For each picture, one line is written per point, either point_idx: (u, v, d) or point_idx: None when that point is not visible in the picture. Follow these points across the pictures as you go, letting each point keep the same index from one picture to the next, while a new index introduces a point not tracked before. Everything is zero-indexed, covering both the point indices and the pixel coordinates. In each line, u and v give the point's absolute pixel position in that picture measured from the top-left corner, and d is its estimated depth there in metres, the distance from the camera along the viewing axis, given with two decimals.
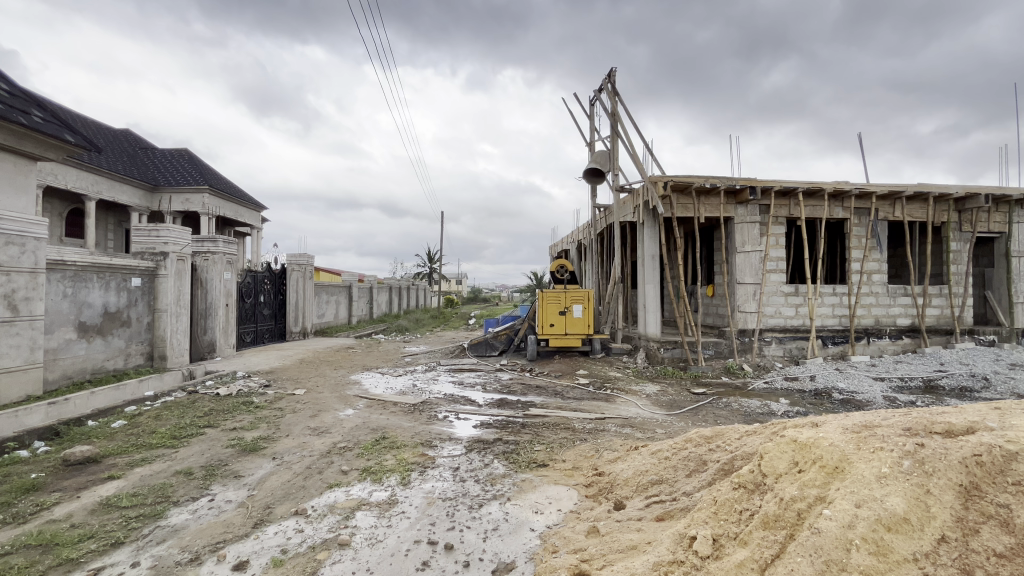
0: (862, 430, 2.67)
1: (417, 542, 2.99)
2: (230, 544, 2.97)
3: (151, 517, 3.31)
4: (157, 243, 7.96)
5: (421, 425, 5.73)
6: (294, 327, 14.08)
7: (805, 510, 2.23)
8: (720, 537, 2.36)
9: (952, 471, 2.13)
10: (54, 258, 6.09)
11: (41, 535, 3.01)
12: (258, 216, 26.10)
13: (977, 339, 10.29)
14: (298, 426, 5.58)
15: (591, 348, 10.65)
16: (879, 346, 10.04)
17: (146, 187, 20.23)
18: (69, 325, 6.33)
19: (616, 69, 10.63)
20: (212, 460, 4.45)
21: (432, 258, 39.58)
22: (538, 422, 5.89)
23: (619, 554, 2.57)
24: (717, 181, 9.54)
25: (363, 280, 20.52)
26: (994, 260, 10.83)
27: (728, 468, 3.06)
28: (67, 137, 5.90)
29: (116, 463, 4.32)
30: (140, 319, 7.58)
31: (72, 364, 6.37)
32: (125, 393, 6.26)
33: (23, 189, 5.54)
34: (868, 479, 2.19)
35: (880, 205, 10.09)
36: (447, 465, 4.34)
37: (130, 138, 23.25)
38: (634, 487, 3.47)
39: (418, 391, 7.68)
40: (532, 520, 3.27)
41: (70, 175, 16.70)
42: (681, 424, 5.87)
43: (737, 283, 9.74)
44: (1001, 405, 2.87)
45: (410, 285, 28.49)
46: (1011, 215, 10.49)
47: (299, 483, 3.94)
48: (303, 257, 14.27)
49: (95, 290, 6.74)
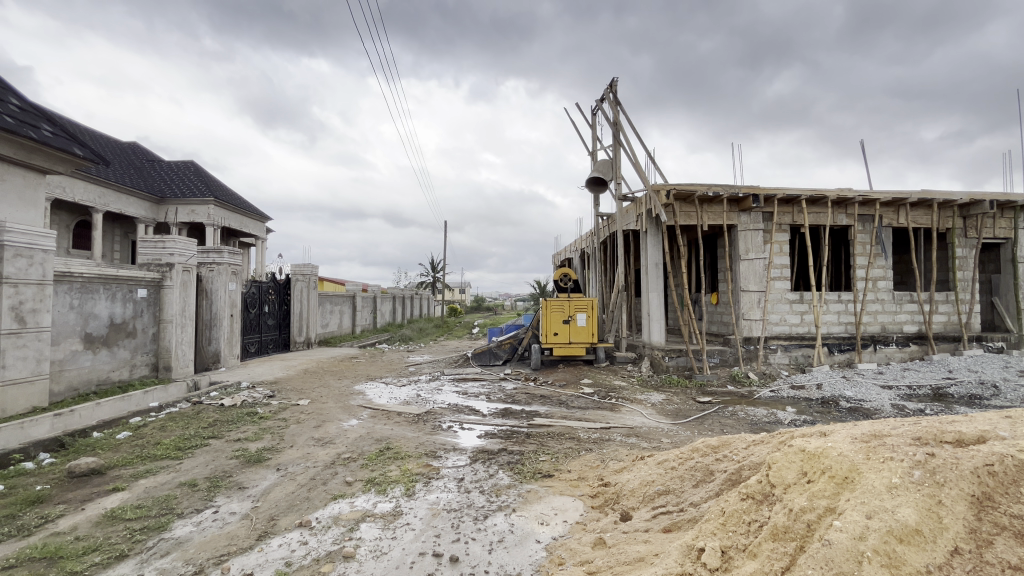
0: (872, 439, 2.65)
1: (422, 554, 2.96)
2: (234, 557, 2.96)
3: (155, 529, 3.31)
4: (163, 254, 7.97)
5: (425, 435, 5.71)
6: (298, 337, 14.10)
7: (814, 522, 2.20)
8: (729, 549, 2.33)
9: (964, 482, 2.10)
10: (61, 269, 6.17)
11: (46, 548, 3.01)
12: (263, 228, 26.34)
13: (985, 346, 10.18)
14: (303, 437, 5.57)
15: (595, 356, 10.67)
16: (886, 354, 9.94)
17: (153, 200, 20.49)
18: (75, 336, 6.38)
19: (616, 79, 10.71)
20: (216, 471, 4.45)
21: (435, 266, 39.82)
22: (542, 432, 5.87)
23: (625, 567, 2.54)
24: (720, 189, 9.54)
25: (367, 291, 20.66)
26: (1001, 266, 10.76)
27: (735, 478, 3.05)
28: (78, 151, 6.00)
29: (120, 475, 4.32)
30: (145, 329, 7.62)
31: (78, 376, 6.40)
32: (129, 404, 6.27)
33: (32, 203, 5.64)
34: (877, 490, 2.16)
35: (884, 211, 10.05)
36: (452, 476, 4.31)
37: (139, 151, 23.62)
38: (640, 498, 3.43)
39: (422, 401, 7.67)
40: (538, 532, 3.24)
41: (78, 188, 16.88)
42: (687, 434, 5.82)
43: (741, 290, 9.72)
44: (1013, 414, 2.84)
45: (415, 295, 28.71)
46: (1017, 221, 10.42)
47: (303, 494, 3.93)
48: (308, 267, 14.31)
49: (101, 301, 6.79)
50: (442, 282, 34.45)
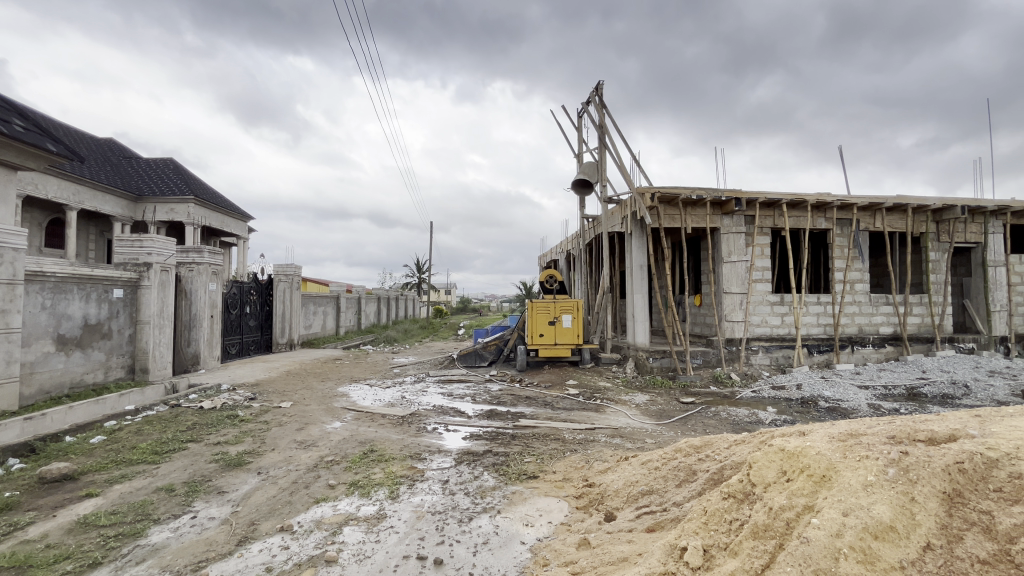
0: (848, 438, 2.71)
1: (406, 557, 2.94)
2: (213, 562, 2.90)
3: (130, 536, 3.22)
4: (141, 253, 7.78)
5: (409, 437, 5.68)
6: (281, 338, 13.90)
7: (793, 519, 2.24)
8: (711, 547, 2.37)
9: (936, 479, 2.17)
10: (33, 269, 5.99)
11: (13, 556, 2.90)
12: (245, 227, 25.88)
13: (957, 346, 10.51)
14: (285, 440, 5.49)
15: (580, 357, 10.72)
16: (863, 355, 10.19)
17: (129, 198, 19.95)
18: (47, 338, 6.19)
19: (602, 82, 10.79)
20: (195, 476, 4.34)
21: (420, 267, 39.56)
22: (528, 433, 5.87)
23: (610, 566, 2.56)
24: (704, 192, 9.66)
25: (351, 292, 20.48)
26: (972, 269, 11.11)
27: (717, 478, 3.09)
28: (50, 146, 5.80)
29: (94, 480, 4.20)
30: (121, 330, 7.42)
31: (50, 379, 6.21)
32: (104, 407, 6.12)
33: (3, 200, 5.43)
34: (854, 488, 2.22)
35: (861, 216, 10.31)
36: (436, 478, 4.29)
37: (117, 148, 23.01)
38: (624, 498, 3.46)
39: (407, 403, 7.61)
40: (523, 533, 3.24)
41: (51, 185, 16.39)
42: (670, 434, 5.89)
43: (724, 292, 9.86)
44: (981, 413, 2.93)
45: (401, 296, 28.68)
46: (986, 226, 10.79)
47: (285, 498, 3.86)
48: (290, 267, 14.09)
49: (75, 301, 6.60)
50: (429, 283, 34.33)
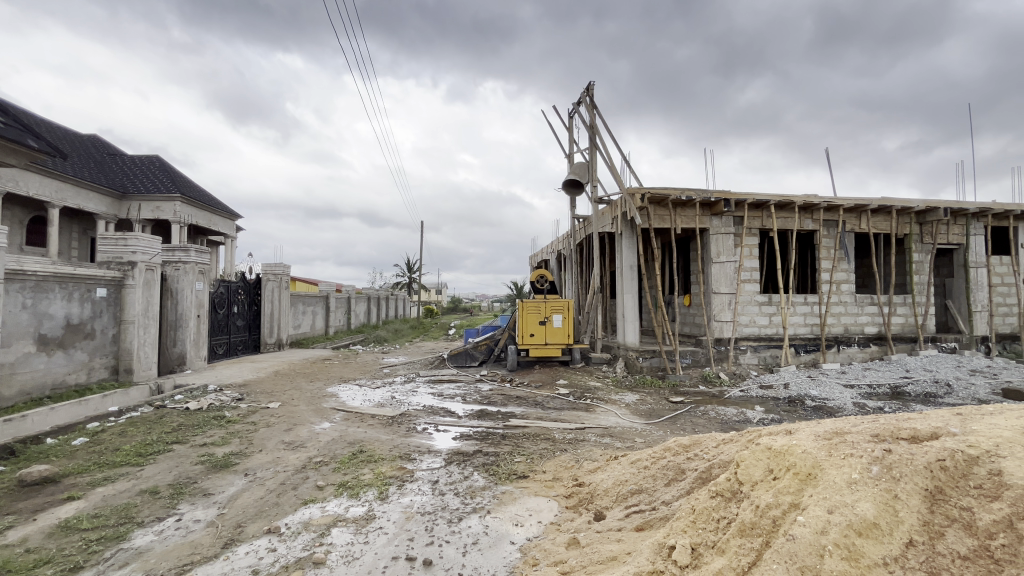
0: (833, 436, 2.75)
1: (395, 558, 2.92)
2: (198, 566, 2.85)
3: (113, 539, 3.16)
4: (126, 252, 7.65)
5: (399, 437, 5.65)
6: (269, 338, 13.75)
7: (779, 517, 2.27)
8: (698, 545, 2.38)
9: (918, 476, 2.20)
10: (13, 267, 5.86)
11: None
12: (234, 226, 25.56)
13: (940, 346, 10.71)
14: (273, 441, 5.43)
15: (571, 357, 10.74)
16: (848, 354, 10.35)
17: (114, 195, 19.61)
18: (27, 338, 6.06)
19: (592, 83, 10.83)
20: (180, 478, 4.28)
21: (411, 267, 39.40)
22: (518, 433, 5.88)
23: (599, 565, 2.57)
24: (693, 193, 9.74)
25: (341, 291, 20.33)
26: (954, 270, 11.33)
27: (706, 477, 3.11)
28: (30, 142, 5.66)
29: (76, 482, 4.12)
30: (105, 330, 7.29)
31: (31, 379, 6.08)
32: (86, 409, 6.00)
33: None
34: (838, 485, 2.25)
35: (847, 217, 10.46)
36: (426, 478, 4.27)
37: (102, 144, 22.61)
38: (613, 497, 3.47)
39: (396, 403, 7.57)
40: (512, 533, 3.24)
41: (32, 182, 16.05)
42: (659, 433, 5.94)
43: (713, 292, 9.95)
44: (962, 411, 2.99)
45: (391, 296, 28.54)
46: (968, 228, 11.01)
47: (273, 500, 3.82)
48: (279, 267, 13.95)
49: (57, 301, 6.47)
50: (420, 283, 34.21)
